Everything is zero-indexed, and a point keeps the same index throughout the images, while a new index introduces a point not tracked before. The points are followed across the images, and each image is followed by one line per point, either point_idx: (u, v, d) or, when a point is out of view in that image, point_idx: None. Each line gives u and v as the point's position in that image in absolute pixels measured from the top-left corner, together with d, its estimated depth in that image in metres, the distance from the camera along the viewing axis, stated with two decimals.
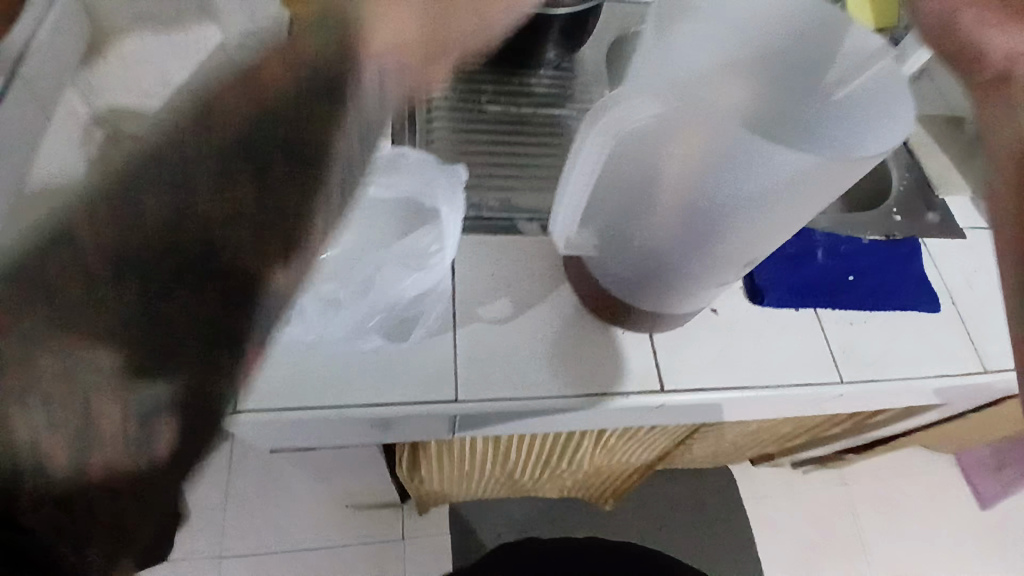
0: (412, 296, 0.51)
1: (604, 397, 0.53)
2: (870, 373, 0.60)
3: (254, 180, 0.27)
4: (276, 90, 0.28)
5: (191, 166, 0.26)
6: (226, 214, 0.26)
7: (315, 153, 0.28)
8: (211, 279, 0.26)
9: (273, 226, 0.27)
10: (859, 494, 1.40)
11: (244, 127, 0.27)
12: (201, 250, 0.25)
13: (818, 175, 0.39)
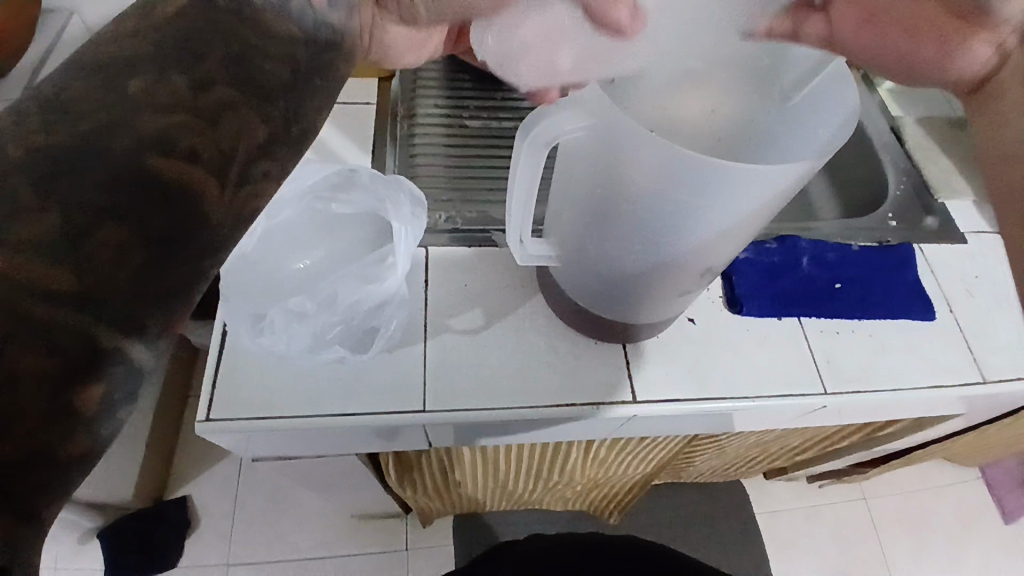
0: (369, 308, 0.51)
1: (574, 408, 0.53)
2: (856, 384, 0.58)
3: (94, 196, 0.20)
4: (147, 91, 0.22)
5: (20, 174, 0.20)
6: (60, 228, 0.20)
7: (174, 177, 0.21)
8: (44, 308, 0.19)
9: (125, 253, 0.20)
10: (880, 510, 1.35)
11: (91, 127, 0.21)
12: (26, 284, 0.19)
13: (764, 188, 0.38)
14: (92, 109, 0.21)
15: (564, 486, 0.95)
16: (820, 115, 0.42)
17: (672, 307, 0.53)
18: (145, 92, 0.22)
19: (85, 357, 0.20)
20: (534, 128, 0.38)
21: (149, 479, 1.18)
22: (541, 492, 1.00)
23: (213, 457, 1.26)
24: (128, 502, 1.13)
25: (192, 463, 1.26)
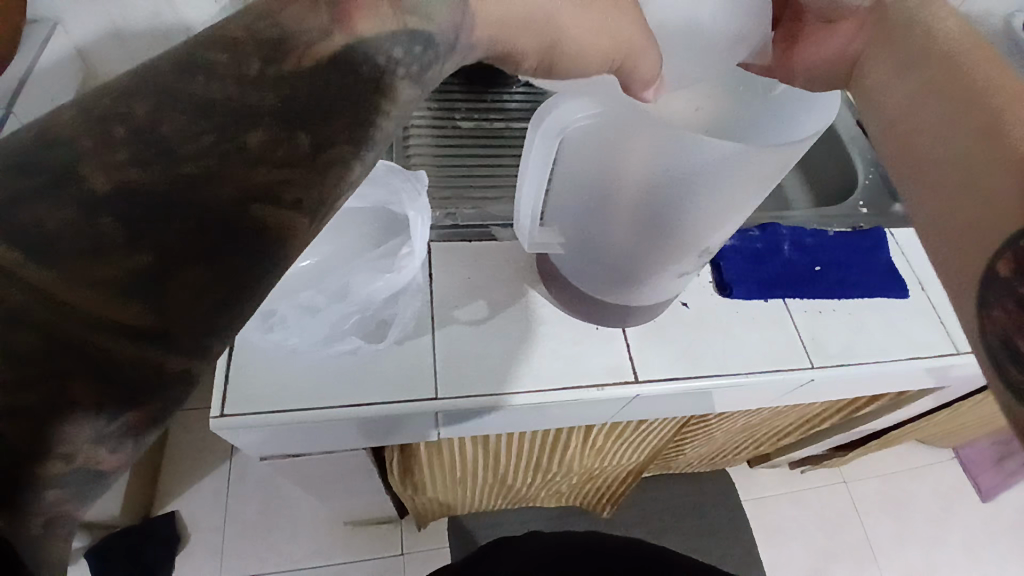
0: (384, 298, 0.53)
1: (579, 390, 0.55)
2: (840, 359, 0.62)
3: (182, 244, 0.21)
4: (259, 149, 0.23)
5: (112, 215, 0.20)
6: (148, 266, 0.20)
7: (265, 228, 0.22)
8: (122, 343, 0.20)
9: (206, 300, 0.21)
10: (861, 492, 1.40)
11: (195, 173, 0.22)
12: (114, 321, 0.20)
13: (750, 169, 0.42)
14: (199, 150, 0.22)
15: (561, 478, 0.96)
16: (807, 107, 0.44)
17: (669, 291, 0.57)
18: (258, 146, 0.23)
19: (143, 389, 0.21)
20: (544, 117, 0.41)
21: (136, 495, 1.16)
22: (538, 487, 1.02)
23: (201, 472, 1.24)
24: (116, 519, 1.11)
25: (180, 477, 1.24)
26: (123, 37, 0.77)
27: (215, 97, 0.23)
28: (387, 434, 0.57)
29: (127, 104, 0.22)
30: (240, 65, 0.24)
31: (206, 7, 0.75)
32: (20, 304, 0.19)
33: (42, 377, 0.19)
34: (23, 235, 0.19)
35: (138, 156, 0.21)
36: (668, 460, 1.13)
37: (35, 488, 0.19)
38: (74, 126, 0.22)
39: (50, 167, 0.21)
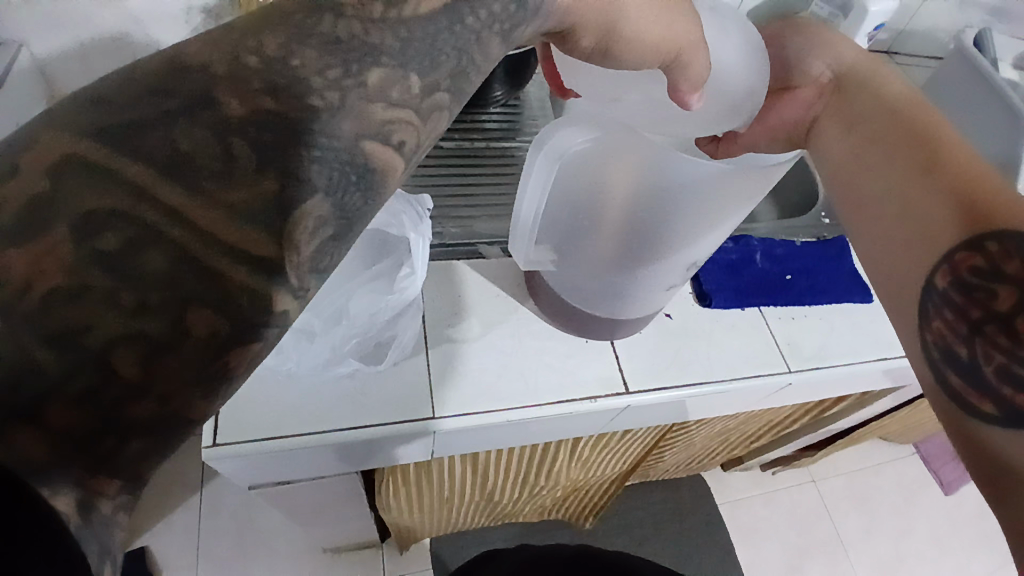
0: (385, 319, 0.53)
1: (573, 402, 0.57)
2: (815, 363, 0.65)
3: (302, 176, 0.22)
4: (377, 90, 0.24)
5: (245, 139, 0.21)
6: (274, 196, 0.21)
7: (377, 164, 0.24)
8: (237, 271, 0.21)
9: (321, 231, 0.22)
10: (829, 491, 1.46)
11: (321, 105, 0.22)
12: (229, 244, 0.20)
13: (726, 193, 0.45)
14: (327, 83, 0.22)
15: (546, 492, 0.97)
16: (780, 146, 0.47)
17: (655, 308, 0.59)
18: (378, 86, 0.24)
19: (241, 323, 0.21)
20: (544, 141, 0.43)
21: None
22: (522, 502, 1.02)
23: (169, 507, 1.19)
24: None
25: (147, 512, 1.18)
26: (92, 61, 0.76)
27: (342, 35, 0.23)
28: (384, 456, 0.57)
29: (258, 37, 0.22)
30: (366, 6, 0.24)
31: (178, 28, 0.75)
32: (152, 224, 0.20)
33: (166, 297, 0.20)
34: (160, 154, 0.20)
35: (271, 83, 0.22)
36: (648, 468, 1.16)
37: (132, 422, 0.20)
38: (210, 52, 0.22)
39: (187, 88, 0.21)
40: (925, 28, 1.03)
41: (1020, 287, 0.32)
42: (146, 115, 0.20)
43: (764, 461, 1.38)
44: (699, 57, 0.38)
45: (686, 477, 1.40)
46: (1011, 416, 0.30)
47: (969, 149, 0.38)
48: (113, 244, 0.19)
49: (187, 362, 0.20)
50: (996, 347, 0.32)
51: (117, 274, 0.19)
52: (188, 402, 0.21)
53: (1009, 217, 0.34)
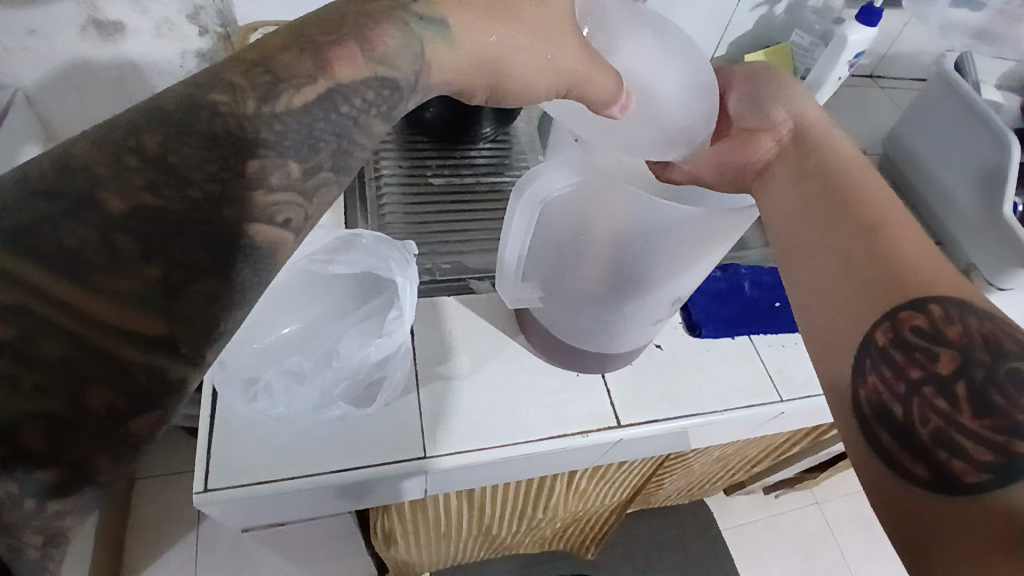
0: (375, 361, 0.53)
1: (566, 438, 0.57)
2: (807, 391, 0.65)
3: (192, 258, 0.24)
4: (255, 178, 0.26)
5: (129, 234, 0.23)
6: (163, 284, 0.23)
7: (263, 244, 0.27)
8: (132, 352, 0.23)
9: (211, 308, 0.24)
10: (834, 514, 1.44)
11: (202, 197, 0.25)
12: (120, 329, 0.23)
13: (691, 237, 0.47)
14: (206, 176, 0.25)
15: (546, 524, 0.96)
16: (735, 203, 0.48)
17: (637, 346, 0.60)
18: (255, 173, 0.26)
19: (141, 397, 0.23)
20: (530, 186, 0.44)
21: None
22: (522, 535, 1.01)
23: (166, 543, 1.17)
24: None
25: (145, 551, 1.16)
26: (89, 104, 0.78)
27: (218, 130, 0.26)
28: (376, 497, 0.56)
29: (139, 136, 0.25)
30: (240, 104, 0.26)
31: (173, 71, 0.77)
32: (44, 314, 0.21)
33: (64, 380, 0.21)
34: (51, 252, 0.22)
35: (152, 180, 0.24)
36: (649, 496, 1.15)
37: (43, 488, 0.22)
38: (95, 154, 0.24)
39: (71, 191, 0.23)
40: (907, 51, 1.06)
41: (958, 352, 0.34)
42: (34, 219, 0.22)
43: (766, 485, 1.37)
44: (603, 77, 0.40)
45: (690, 504, 1.39)
46: (946, 481, 0.31)
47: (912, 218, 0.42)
48: (8, 334, 0.21)
49: (91, 434, 0.22)
50: (934, 408, 0.33)
51: (16, 361, 0.21)
52: (97, 466, 0.23)
53: (939, 282, 0.37)
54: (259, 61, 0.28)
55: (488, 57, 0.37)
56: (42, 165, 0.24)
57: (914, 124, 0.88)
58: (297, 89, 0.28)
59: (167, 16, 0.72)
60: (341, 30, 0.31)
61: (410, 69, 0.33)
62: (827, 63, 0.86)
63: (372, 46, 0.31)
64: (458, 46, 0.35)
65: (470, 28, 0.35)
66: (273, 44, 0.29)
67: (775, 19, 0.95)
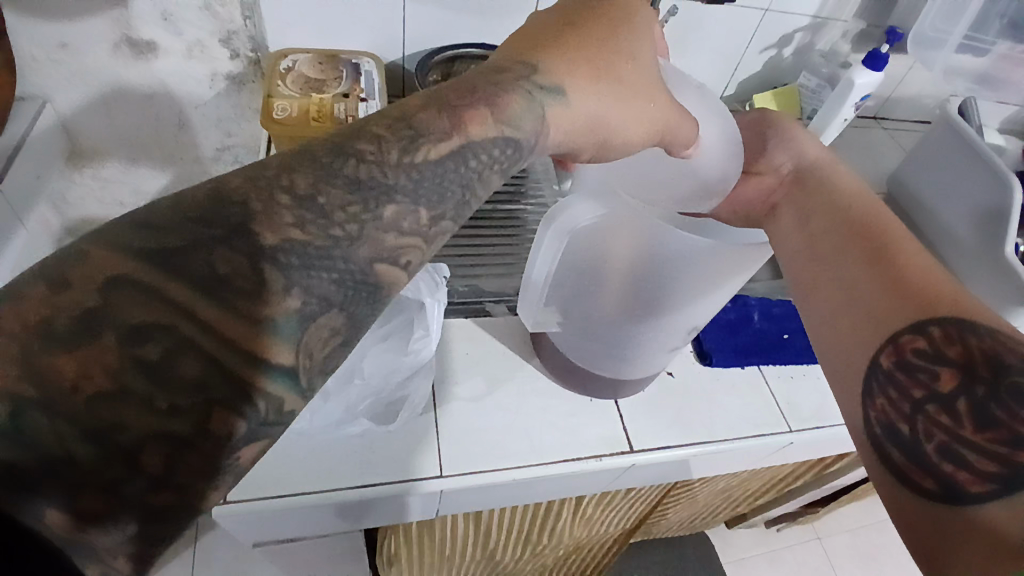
0: (399, 379, 0.54)
1: (580, 461, 0.57)
2: (815, 423, 0.66)
3: (323, 293, 0.26)
4: (393, 221, 0.28)
5: (274, 263, 0.24)
6: (293, 315, 0.25)
7: (382, 282, 0.28)
8: (257, 375, 0.24)
9: (331, 340, 0.26)
10: (835, 550, 1.43)
11: (341, 235, 0.26)
12: (251, 353, 0.24)
13: (715, 266, 0.49)
14: (348, 217, 0.27)
15: (548, 550, 0.95)
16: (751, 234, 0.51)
17: (653, 370, 0.61)
18: (392, 218, 0.28)
19: (253, 424, 0.24)
20: (554, 216, 0.46)
21: None
22: (524, 562, 1.00)
23: (159, 561, 1.14)
24: None
25: None
26: (117, 119, 0.80)
27: (362, 175, 0.28)
28: (387, 515, 0.57)
29: (289, 175, 0.26)
30: (384, 153, 0.28)
31: (201, 90, 0.79)
32: (186, 336, 0.23)
33: (193, 402, 0.22)
34: (199, 276, 0.23)
35: (299, 217, 0.25)
36: (651, 526, 1.14)
37: (157, 504, 0.22)
38: (250, 190, 0.25)
39: (225, 220, 0.24)
40: (910, 95, 1.09)
41: (959, 370, 0.35)
42: (186, 241, 0.24)
43: (768, 519, 1.36)
44: (686, 125, 0.43)
45: (690, 536, 1.37)
46: (952, 493, 0.32)
47: (914, 246, 0.44)
48: (153, 352, 0.22)
49: (204, 457, 0.23)
50: (938, 424, 0.34)
51: (154, 381, 0.22)
52: (201, 488, 0.23)
53: (959, 305, 0.38)
54: (402, 118, 0.30)
55: (596, 116, 0.38)
56: (195, 195, 0.25)
57: (917, 164, 0.91)
58: (434, 144, 0.30)
59: (200, 38, 0.74)
60: (475, 95, 0.33)
61: (532, 128, 0.34)
62: (835, 105, 0.89)
63: (501, 110, 0.33)
64: (574, 111, 0.37)
65: (584, 92, 0.37)
66: (415, 103, 0.31)
67: (783, 60, 0.98)
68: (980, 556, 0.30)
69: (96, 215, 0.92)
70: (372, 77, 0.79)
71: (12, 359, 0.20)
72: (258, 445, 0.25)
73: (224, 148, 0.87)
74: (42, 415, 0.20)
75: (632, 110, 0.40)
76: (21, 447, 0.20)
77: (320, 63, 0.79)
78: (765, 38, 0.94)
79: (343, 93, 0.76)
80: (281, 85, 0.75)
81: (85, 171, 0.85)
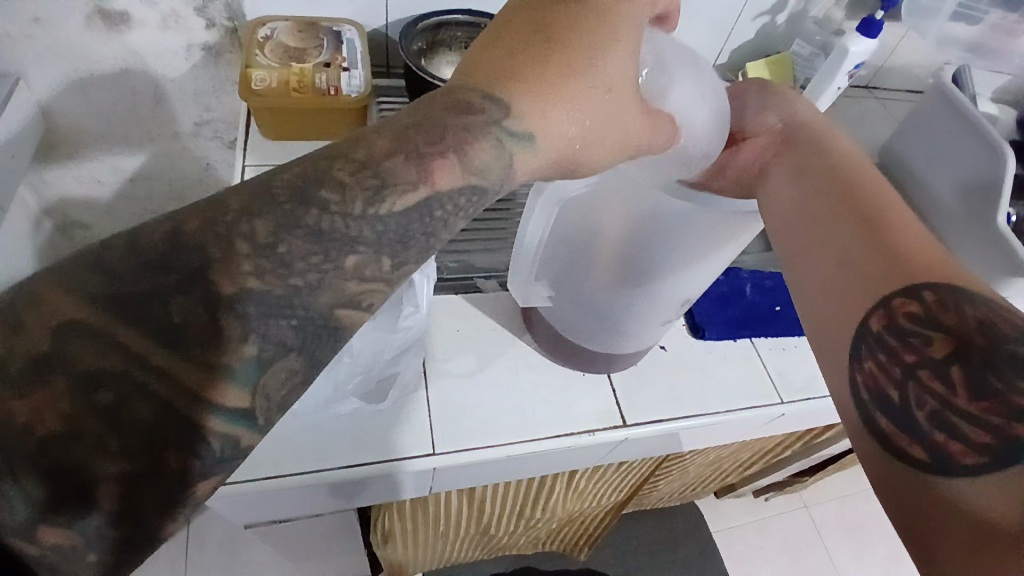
0: (389, 357, 0.53)
1: (573, 436, 0.57)
2: (806, 394, 0.66)
3: (281, 336, 0.26)
4: (353, 271, 0.29)
5: (231, 311, 0.25)
6: (251, 360, 0.26)
7: (342, 324, 0.29)
8: (212, 418, 0.25)
9: (291, 381, 0.27)
10: (822, 517, 1.46)
11: (301, 284, 0.27)
12: (205, 398, 0.25)
13: (708, 237, 0.48)
14: (310, 266, 0.27)
15: (542, 524, 0.96)
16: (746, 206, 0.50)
17: (644, 345, 0.61)
18: (353, 267, 0.29)
19: (208, 463, 0.25)
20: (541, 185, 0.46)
21: None
22: (518, 535, 1.01)
23: None
24: None
25: None
26: (90, 95, 0.77)
27: (325, 226, 0.28)
28: (379, 493, 0.56)
29: (249, 222, 0.26)
30: (348, 203, 0.28)
31: (177, 64, 0.76)
32: (139, 381, 0.23)
33: (146, 445, 0.24)
34: (152, 322, 0.24)
35: (258, 266, 0.26)
36: (643, 497, 1.15)
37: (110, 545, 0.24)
38: (206, 234, 0.26)
39: (182, 267, 0.25)
40: (905, 63, 1.07)
41: (952, 336, 0.34)
42: (141, 289, 0.24)
43: (757, 488, 1.38)
44: (664, 127, 0.41)
45: (681, 506, 1.39)
46: (942, 462, 0.32)
47: (909, 214, 0.43)
48: (106, 398, 0.23)
49: (156, 496, 0.24)
50: (930, 392, 0.34)
51: (107, 425, 0.23)
52: (153, 526, 0.25)
53: (949, 272, 0.38)
54: (367, 163, 0.29)
55: (567, 145, 0.38)
56: (154, 239, 0.25)
57: (910, 134, 0.90)
58: (399, 196, 0.30)
59: (174, 8, 0.71)
60: (443, 140, 0.32)
61: (499, 172, 0.34)
62: (828, 73, 0.88)
63: (469, 158, 0.33)
64: (541, 152, 0.37)
65: (554, 130, 0.36)
66: (380, 145, 0.30)
67: (776, 28, 0.96)
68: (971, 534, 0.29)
69: (73, 194, 0.89)
70: (354, 46, 0.76)
71: None
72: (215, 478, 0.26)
73: (203, 123, 0.84)
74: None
75: (597, 127, 0.39)
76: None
77: (300, 32, 0.76)
78: (759, 5, 0.91)
79: (325, 63, 0.74)
80: (257, 53, 0.72)
81: (60, 149, 0.82)
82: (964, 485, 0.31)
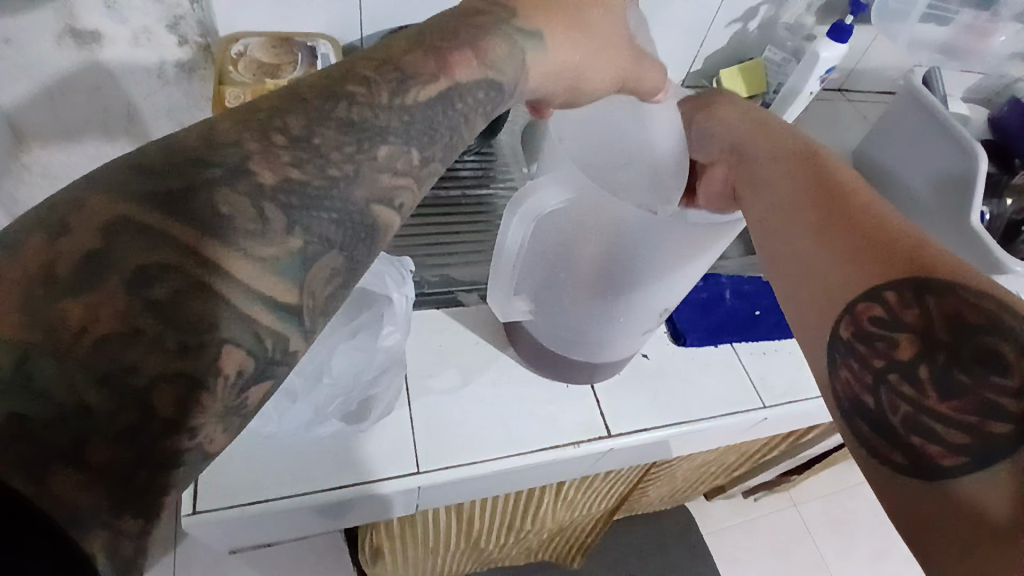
0: (370, 376, 0.52)
1: (559, 448, 0.57)
2: (788, 397, 0.67)
3: (323, 232, 0.29)
4: (387, 162, 0.31)
5: (276, 204, 0.27)
6: (298, 253, 0.28)
7: (377, 224, 0.31)
8: (264, 313, 0.27)
9: (333, 282, 0.29)
10: (809, 515, 1.47)
11: (338, 175, 0.29)
12: (252, 289, 0.26)
13: (687, 247, 0.48)
14: (345, 158, 0.30)
15: (531, 535, 0.96)
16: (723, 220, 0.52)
17: (627, 352, 0.60)
18: (385, 158, 0.31)
19: (259, 358, 0.27)
20: (522, 200, 0.46)
21: None
22: (507, 548, 1.00)
23: None
24: None
25: None
26: (60, 112, 0.72)
27: (356, 118, 0.31)
28: (366, 513, 0.56)
29: (282, 119, 0.29)
30: (374, 95, 0.31)
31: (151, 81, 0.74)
32: (192, 277, 0.25)
33: (200, 337, 0.25)
34: (204, 222, 0.26)
35: (297, 158, 0.28)
36: (632, 503, 1.15)
37: (165, 459, 0.25)
38: (240, 131, 0.28)
39: (224, 162, 0.27)
40: (874, 66, 1.09)
41: (917, 336, 0.35)
42: (192, 187, 0.26)
43: (745, 489, 1.39)
44: (652, 72, 0.47)
45: (670, 510, 1.39)
46: (924, 465, 0.33)
47: (885, 208, 0.42)
48: (161, 293, 0.25)
49: (208, 388, 0.26)
50: (901, 395, 0.35)
51: (162, 319, 0.24)
52: (206, 428, 0.26)
53: (921, 258, 0.37)
54: (388, 62, 0.33)
55: (570, 69, 0.42)
56: (188, 137, 0.28)
57: (883, 136, 0.92)
58: (421, 87, 0.33)
59: (147, 24, 0.68)
60: (457, 39, 0.36)
61: (513, 73, 0.37)
62: (801, 78, 0.89)
63: (485, 54, 0.36)
64: (550, 61, 0.40)
65: (558, 42, 0.41)
66: (400, 47, 0.34)
67: (749, 34, 0.98)
68: (960, 536, 0.30)
69: None
70: (329, 60, 0.76)
71: (26, 306, 0.23)
72: (264, 386, 0.28)
73: None
74: (53, 359, 0.23)
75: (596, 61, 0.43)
76: (34, 396, 0.22)
77: (274, 48, 0.76)
78: (732, 10, 0.93)
79: (299, 78, 0.73)
80: (231, 70, 0.72)
81: None
82: (948, 488, 0.31)
